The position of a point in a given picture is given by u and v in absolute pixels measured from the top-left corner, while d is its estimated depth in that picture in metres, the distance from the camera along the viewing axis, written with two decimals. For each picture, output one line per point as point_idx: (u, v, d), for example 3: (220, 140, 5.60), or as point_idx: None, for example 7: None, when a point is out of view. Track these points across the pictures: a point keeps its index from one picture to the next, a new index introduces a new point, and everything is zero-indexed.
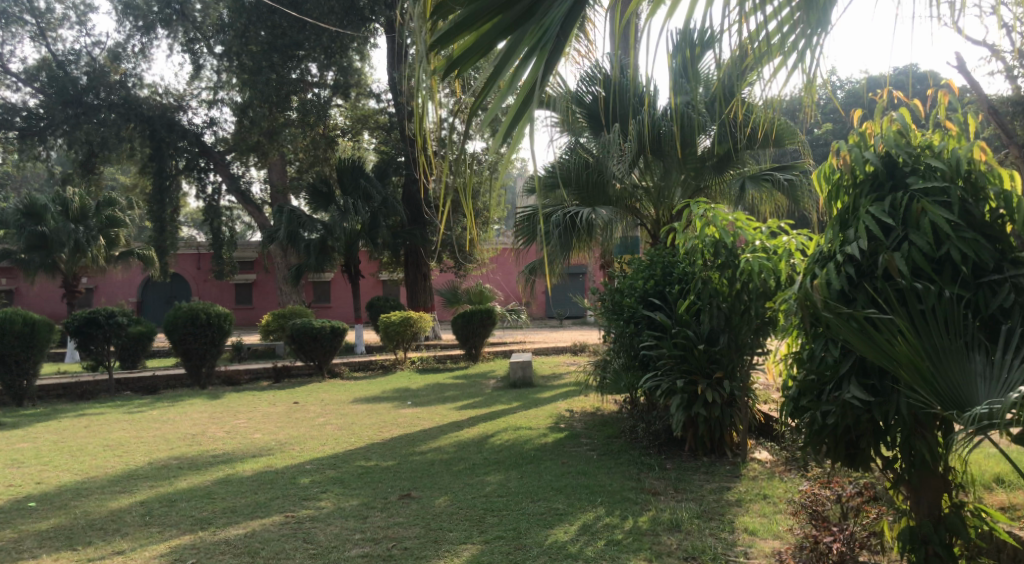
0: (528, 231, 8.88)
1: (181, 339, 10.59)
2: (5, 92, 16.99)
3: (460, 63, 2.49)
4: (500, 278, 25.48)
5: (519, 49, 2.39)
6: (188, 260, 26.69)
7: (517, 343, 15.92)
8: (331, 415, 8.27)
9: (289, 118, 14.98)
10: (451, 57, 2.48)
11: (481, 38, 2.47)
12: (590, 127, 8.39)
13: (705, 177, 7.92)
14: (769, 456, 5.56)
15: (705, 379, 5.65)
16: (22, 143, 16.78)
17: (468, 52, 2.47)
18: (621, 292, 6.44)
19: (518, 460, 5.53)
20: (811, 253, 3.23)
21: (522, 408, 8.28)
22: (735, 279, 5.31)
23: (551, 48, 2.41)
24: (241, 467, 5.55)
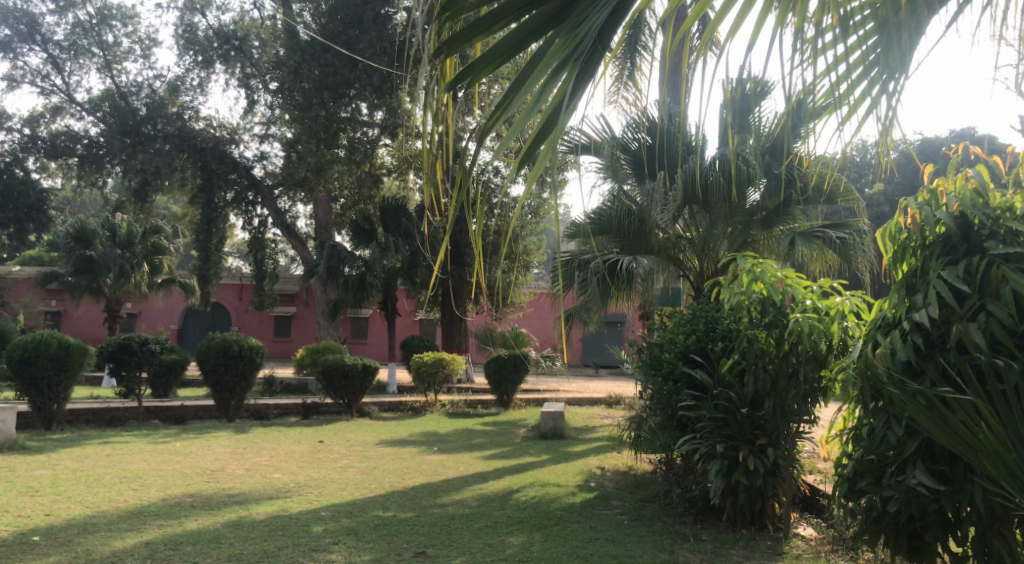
0: (567, 277, 8.75)
1: (212, 370, 10.56)
2: (69, 120, 17.64)
3: (476, 71, 2.08)
4: (538, 323, 25.25)
5: (545, 60, 2.00)
6: (230, 290, 27.17)
7: (551, 391, 15.59)
8: (355, 457, 8.06)
9: (336, 155, 14.88)
10: (466, 65, 2.08)
11: (504, 43, 2.06)
12: (635, 175, 8.25)
13: (752, 231, 7.73)
14: (814, 533, 5.11)
15: (747, 445, 5.27)
16: (81, 169, 17.28)
17: (488, 57, 2.06)
18: (659, 348, 6.17)
19: (542, 521, 5.22)
20: (874, 320, 2.96)
21: (551, 462, 7.96)
22: (783, 340, 5.00)
23: (588, 60, 2.03)
24: (256, 510, 5.36)
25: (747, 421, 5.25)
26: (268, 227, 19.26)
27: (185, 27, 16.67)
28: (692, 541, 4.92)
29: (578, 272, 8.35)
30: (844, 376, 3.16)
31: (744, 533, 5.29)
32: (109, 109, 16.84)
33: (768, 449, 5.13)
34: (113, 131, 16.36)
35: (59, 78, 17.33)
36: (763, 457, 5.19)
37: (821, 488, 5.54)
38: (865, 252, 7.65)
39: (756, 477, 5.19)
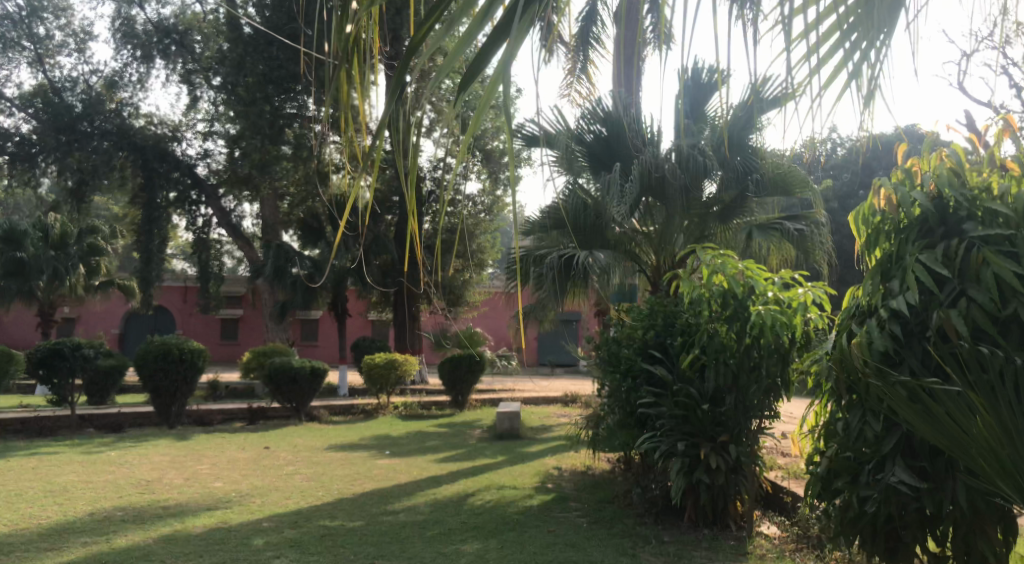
0: (522, 274, 8.49)
1: (150, 375, 10.02)
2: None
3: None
4: (493, 323, 25.03)
5: None
6: (173, 293, 26.21)
7: (507, 391, 15.39)
8: (303, 463, 7.70)
9: (282, 152, 14.62)
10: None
11: None
12: (591, 167, 8.04)
13: (710, 226, 7.67)
14: (777, 530, 5.00)
15: (708, 443, 5.14)
16: (11, 168, 16.33)
17: None
18: (618, 344, 6.00)
19: (499, 526, 4.98)
20: (847, 307, 2.85)
21: (507, 463, 7.72)
22: (745, 334, 4.87)
23: None
24: (192, 522, 4.99)
25: (708, 418, 5.13)
26: (212, 227, 18.54)
27: (122, 20, 15.96)
28: (654, 544, 4.74)
29: (533, 268, 8.10)
30: (816, 369, 3.04)
31: (706, 533, 5.15)
32: (42, 105, 15.99)
33: (731, 446, 5.01)
34: (46, 127, 15.65)
35: None
36: (725, 455, 5.07)
37: (781, 484, 5.45)
38: (819, 244, 7.71)
39: (718, 475, 5.06)
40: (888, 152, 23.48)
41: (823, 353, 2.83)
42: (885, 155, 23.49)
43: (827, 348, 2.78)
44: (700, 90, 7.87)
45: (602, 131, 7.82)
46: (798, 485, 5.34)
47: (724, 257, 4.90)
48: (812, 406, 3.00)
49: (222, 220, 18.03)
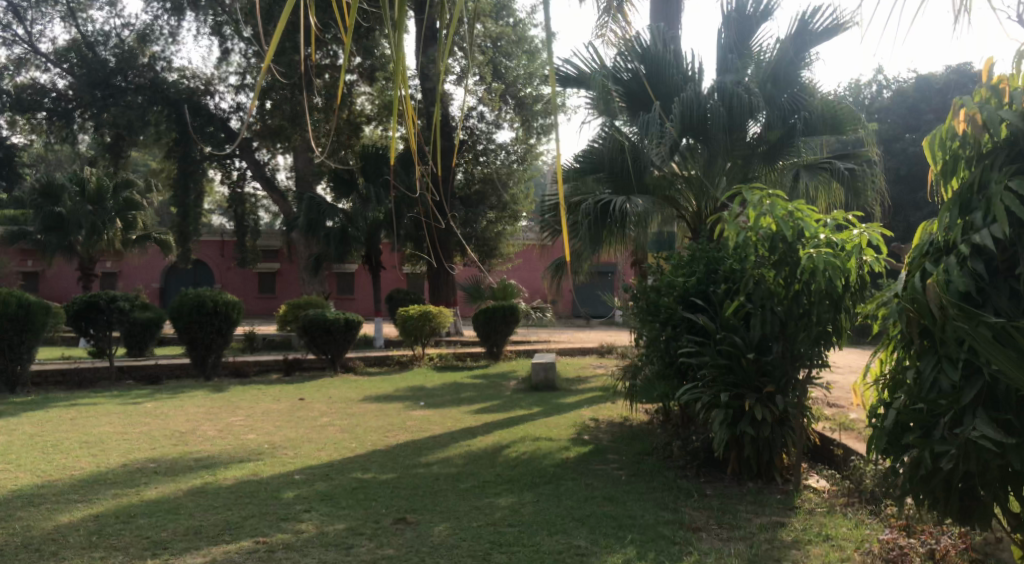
0: (556, 223, 8.26)
1: (186, 328, 10.07)
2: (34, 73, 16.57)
3: None
4: (528, 275, 24.85)
5: None
6: (211, 247, 26.52)
7: (542, 342, 15.27)
8: (337, 414, 7.66)
9: (312, 104, 14.38)
10: None
11: None
12: (628, 109, 7.71)
13: (754, 166, 7.26)
14: (825, 484, 4.75)
15: (753, 393, 4.88)
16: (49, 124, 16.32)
17: None
18: (657, 292, 5.73)
19: (534, 479, 4.83)
20: (918, 245, 2.52)
21: (543, 414, 7.58)
22: (793, 280, 4.56)
23: None
24: (224, 474, 4.95)
25: (753, 367, 4.87)
26: (246, 181, 18.51)
27: None
28: (696, 498, 4.55)
29: (568, 217, 7.87)
30: (882, 315, 2.74)
31: (751, 485, 4.92)
32: (77, 60, 15.80)
33: (778, 397, 4.75)
34: (82, 83, 15.49)
35: (20, 28, 16.34)
36: (771, 407, 4.81)
37: (831, 436, 5.19)
38: (871, 183, 7.32)
39: (764, 426, 4.82)
40: (942, 91, 22.33)
41: (892, 294, 2.52)
42: (939, 94, 22.36)
43: (896, 292, 2.48)
44: (744, 21, 7.48)
45: (638, 69, 7.40)
46: (849, 438, 5.08)
47: (772, 199, 4.58)
48: (877, 354, 2.72)
49: (256, 173, 18.00)
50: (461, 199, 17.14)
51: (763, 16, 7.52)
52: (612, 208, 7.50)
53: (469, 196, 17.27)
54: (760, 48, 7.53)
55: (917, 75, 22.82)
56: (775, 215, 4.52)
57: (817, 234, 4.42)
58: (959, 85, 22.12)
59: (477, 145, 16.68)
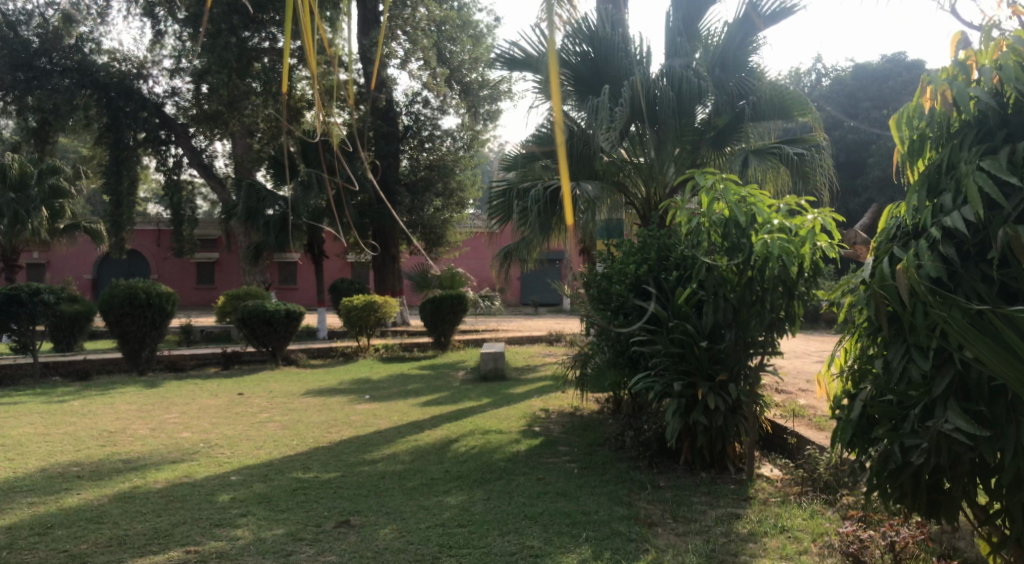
0: (504, 210, 8.02)
1: (117, 321, 9.53)
2: None
3: None
4: (475, 263, 24.61)
5: None
6: (146, 237, 25.45)
7: (490, 331, 15.12)
8: (278, 409, 7.34)
9: (250, 88, 13.88)
10: None
11: None
12: (576, 93, 7.62)
13: (702, 151, 7.28)
14: (778, 472, 4.72)
15: (706, 382, 4.82)
16: None
17: None
18: (608, 280, 5.61)
19: (485, 475, 4.66)
20: (887, 227, 2.64)
21: (493, 405, 7.42)
22: (746, 266, 4.49)
23: None
24: (153, 476, 4.62)
25: (705, 354, 4.82)
26: (182, 169, 17.65)
27: None
28: (649, 490, 4.47)
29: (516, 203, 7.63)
30: (849, 304, 2.81)
31: (704, 475, 4.87)
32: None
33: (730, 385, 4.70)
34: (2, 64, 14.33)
35: None
36: (723, 395, 4.77)
37: (782, 423, 5.17)
38: (820, 168, 7.28)
39: (716, 415, 4.76)
40: (878, 80, 22.91)
41: (861, 279, 2.61)
42: (875, 83, 22.93)
43: (864, 277, 2.54)
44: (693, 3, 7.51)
45: (588, 52, 7.28)
46: (800, 426, 5.06)
47: (725, 183, 4.54)
48: (842, 345, 2.81)
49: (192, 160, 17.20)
50: (408, 186, 16.77)
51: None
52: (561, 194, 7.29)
53: (415, 183, 16.91)
54: (708, 32, 7.54)
55: (855, 64, 23.36)
56: (728, 199, 4.47)
57: (771, 220, 4.36)
58: (894, 74, 22.73)
59: (421, 131, 16.83)
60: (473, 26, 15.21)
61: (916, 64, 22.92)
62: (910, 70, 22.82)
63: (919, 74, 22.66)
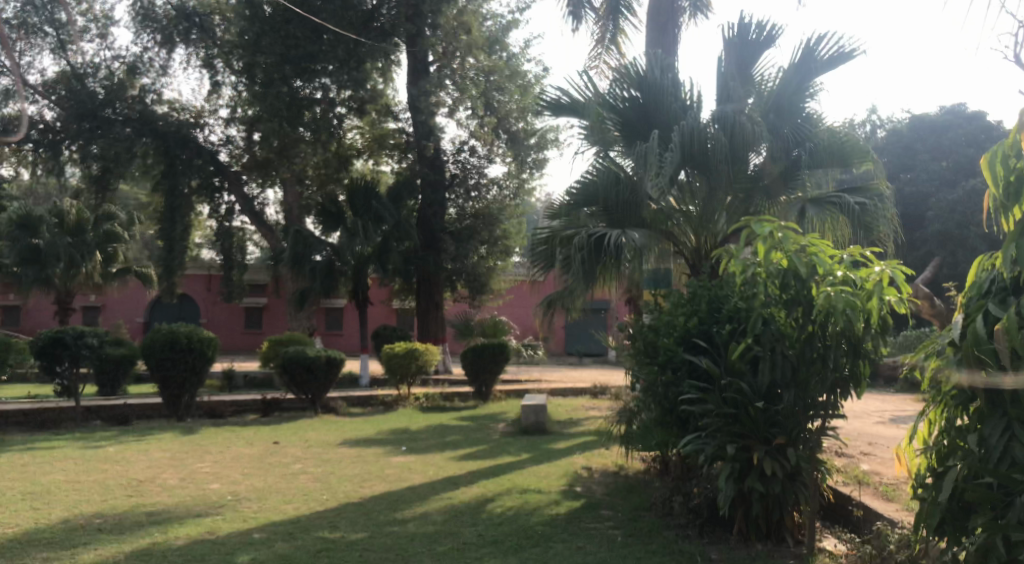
0: (547, 257, 7.88)
1: (158, 365, 9.55)
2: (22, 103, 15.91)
3: None
4: (520, 312, 24.39)
5: None
6: (198, 281, 26.06)
7: (533, 381, 14.82)
8: (312, 460, 7.14)
9: (301, 136, 14.83)
10: None
11: None
12: (624, 138, 7.49)
13: (755, 200, 7.00)
14: (842, 547, 4.29)
15: (762, 446, 4.45)
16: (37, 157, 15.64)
17: None
18: (656, 333, 5.38)
19: (521, 541, 4.35)
20: (979, 280, 2.52)
21: (532, 461, 7.09)
22: (808, 321, 4.17)
23: None
24: (175, 532, 4.43)
25: (761, 416, 4.46)
26: (235, 216, 17.90)
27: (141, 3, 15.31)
28: None
29: (561, 251, 7.43)
30: (934, 370, 2.69)
31: (760, 548, 4.46)
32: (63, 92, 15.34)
33: (789, 449, 4.32)
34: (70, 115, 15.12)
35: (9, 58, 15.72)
36: (781, 461, 4.39)
37: (847, 492, 4.73)
38: (886, 218, 6.85)
39: (774, 482, 4.37)
40: (936, 131, 22.37)
41: (948, 341, 2.50)
42: (933, 134, 22.38)
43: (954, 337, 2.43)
44: (745, 48, 7.44)
45: (637, 97, 7.25)
46: (867, 496, 4.61)
47: (784, 231, 4.27)
48: (925, 415, 2.70)
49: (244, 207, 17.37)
50: (453, 234, 16.78)
51: (765, 43, 7.44)
52: (607, 241, 7.06)
53: (460, 231, 16.90)
54: (762, 77, 7.41)
55: (912, 115, 22.86)
56: (788, 248, 4.19)
57: (834, 271, 4.07)
58: (953, 125, 22.19)
59: (468, 179, 16.53)
60: (521, 76, 15.57)
61: (976, 115, 22.32)
62: (970, 121, 22.22)
63: (979, 125, 22.03)
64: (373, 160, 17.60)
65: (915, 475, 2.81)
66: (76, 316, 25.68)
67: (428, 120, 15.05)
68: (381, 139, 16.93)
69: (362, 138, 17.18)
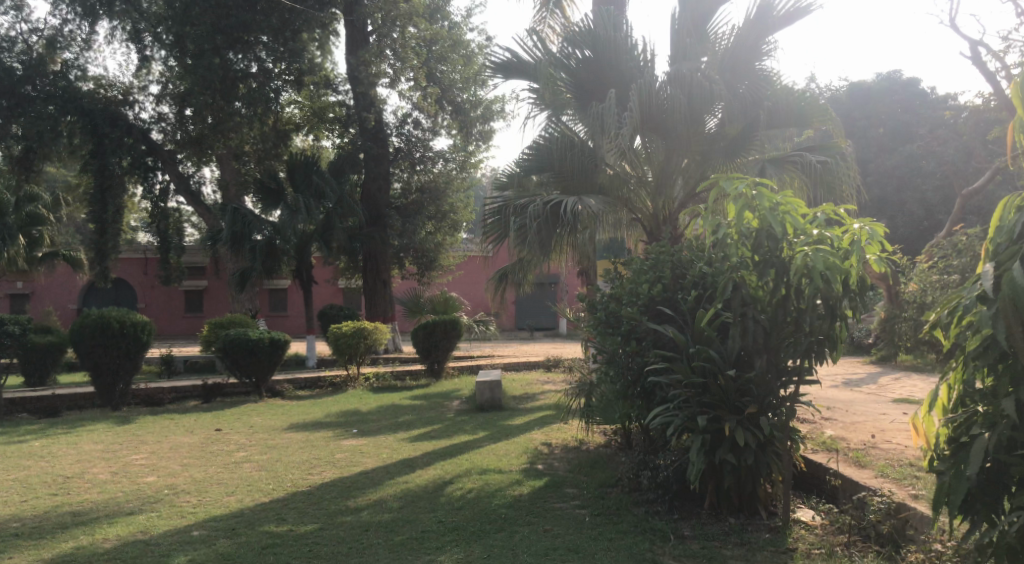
0: (498, 230, 7.57)
1: (88, 352, 8.93)
2: None
3: None
4: (470, 287, 24.05)
5: None
6: (133, 265, 24.87)
7: (486, 357, 14.55)
8: (257, 447, 6.73)
9: (236, 110, 14.00)
10: None
11: None
12: (577, 100, 7.23)
13: (712, 162, 6.96)
14: (818, 518, 4.19)
15: (733, 416, 4.28)
16: None
17: None
18: (617, 300, 5.14)
19: (484, 526, 4.09)
20: (1005, 232, 2.46)
21: (490, 439, 6.83)
22: (782, 283, 4.05)
23: None
24: (103, 534, 4.01)
25: (732, 385, 4.30)
26: (170, 197, 16.94)
27: None
28: (674, 543, 3.92)
29: (514, 220, 7.05)
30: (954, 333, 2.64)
31: (733, 522, 4.33)
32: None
33: (762, 419, 4.17)
34: None
35: None
36: (754, 431, 4.24)
37: (819, 461, 4.65)
38: (846, 176, 6.65)
39: (747, 454, 4.21)
40: (873, 98, 22.72)
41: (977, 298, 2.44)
42: (871, 101, 22.70)
43: (987, 293, 2.36)
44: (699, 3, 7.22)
45: (588, 54, 6.99)
46: (840, 464, 4.53)
47: (759, 189, 4.20)
48: (946, 379, 2.66)
49: (181, 187, 16.55)
50: (399, 210, 16.28)
51: None
52: (563, 209, 6.80)
53: (407, 206, 16.37)
54: (717, 32, 7.17)
55: (851, 82, 23.12)
56: (763, 206, 4.13)
57: (813, 228, 4.03)
58: (889, 92, 22.55)
59: (413, 153, 15.85)
60: (463, 46, 15.03)
61: (912, 81, 22.71)
62: (907, 87, 22.60)
63: (916, 91, 22.42)
64: (314, 135, 16.95)
65: (933, 443, 2.77)
66: (1, 304, 24.14)
67: (369, 91, 14.47)
68: (320, 112, 16.09)
69: (301, 112, 16.40)
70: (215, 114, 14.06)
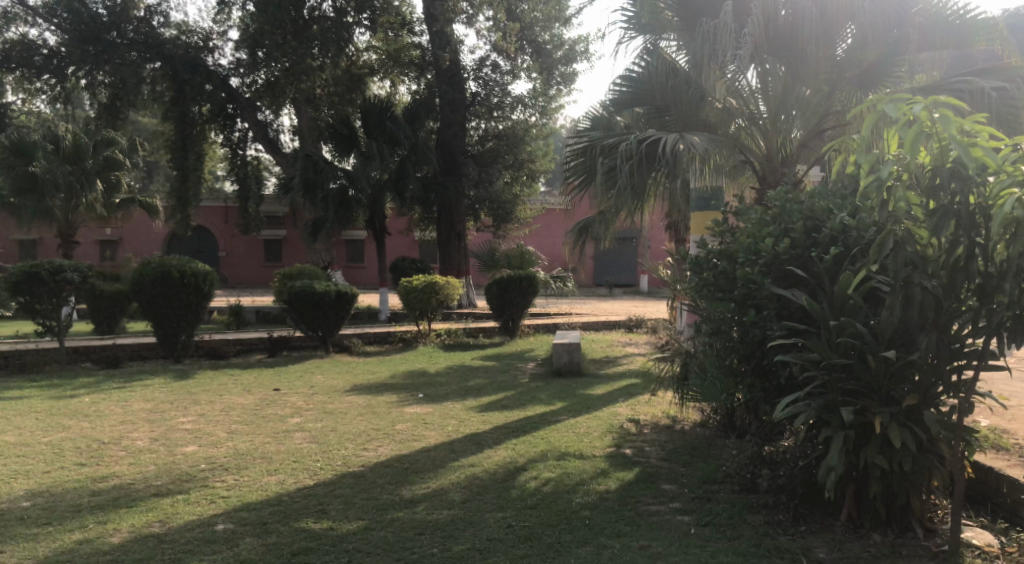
0: (582, 171, 6.69)
1: (150, 302, 8.59)
2: (23, 27, 14.18)
3: None
4: (547, 241, 23.20)
5: None
6: (215, 213, 25.13)
7: (562, 315, 13.81)
8: (314, 413, 6.14)
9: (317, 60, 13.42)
10: None
11: None
12: (682, 21, 6.35)
13: (840, 93, 5.89)
14: (1001, 546, 3.14)
15: (885, 409, 3.27)
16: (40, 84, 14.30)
17: None
18: (732, 259, 4.15)
19: (563, 538, 3.31)
20: None
21: (568, 412, 6.03)
22: (967, 239, 2.98)
23: None
24: (117, 523, 3.45)
25: (885, 370, 3.29)
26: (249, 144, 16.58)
27: None
28: None
29: (602, 160, 6.14)
30: None
31: (880, 541, 3.31)
32: (66, 14, 13.71)
33: (928, 414, 3.14)
34: (71, 42, 13.60)
35: None
36: (915, 429, 3.22)
37: (993, 468, 3.60)
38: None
39: (903, 458, 3.20)
40: None
41: None
42: None
43: None
44: None
45: None
46: None
47: (941, 111, 2.92)
48: None
49: (260, 134, 16.18)
50: (476, 158, 15.42)
51: None
52: (661, 147, 5.87)
53: (483, 154, 15.43)
54: None
55: None
56: (949, 133, 2.90)
57: (1018, 165, 2.87)
58: None
59: (492, 99, 15.09)
60: None
61: None
62: None
63: None
64: (389, 81, 16.21)
65: None
66: (91, 250, 24.74)
67: (445, 29, 13.62)
68: (397, 54, 14.94)
69: (376, 56, 15.50)
70: (290, 55, 13.20)
